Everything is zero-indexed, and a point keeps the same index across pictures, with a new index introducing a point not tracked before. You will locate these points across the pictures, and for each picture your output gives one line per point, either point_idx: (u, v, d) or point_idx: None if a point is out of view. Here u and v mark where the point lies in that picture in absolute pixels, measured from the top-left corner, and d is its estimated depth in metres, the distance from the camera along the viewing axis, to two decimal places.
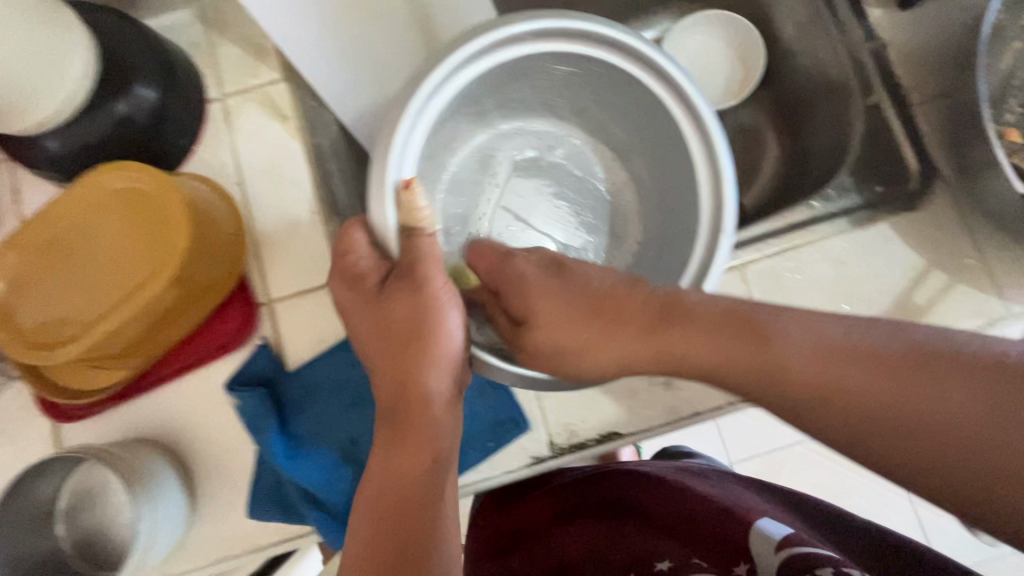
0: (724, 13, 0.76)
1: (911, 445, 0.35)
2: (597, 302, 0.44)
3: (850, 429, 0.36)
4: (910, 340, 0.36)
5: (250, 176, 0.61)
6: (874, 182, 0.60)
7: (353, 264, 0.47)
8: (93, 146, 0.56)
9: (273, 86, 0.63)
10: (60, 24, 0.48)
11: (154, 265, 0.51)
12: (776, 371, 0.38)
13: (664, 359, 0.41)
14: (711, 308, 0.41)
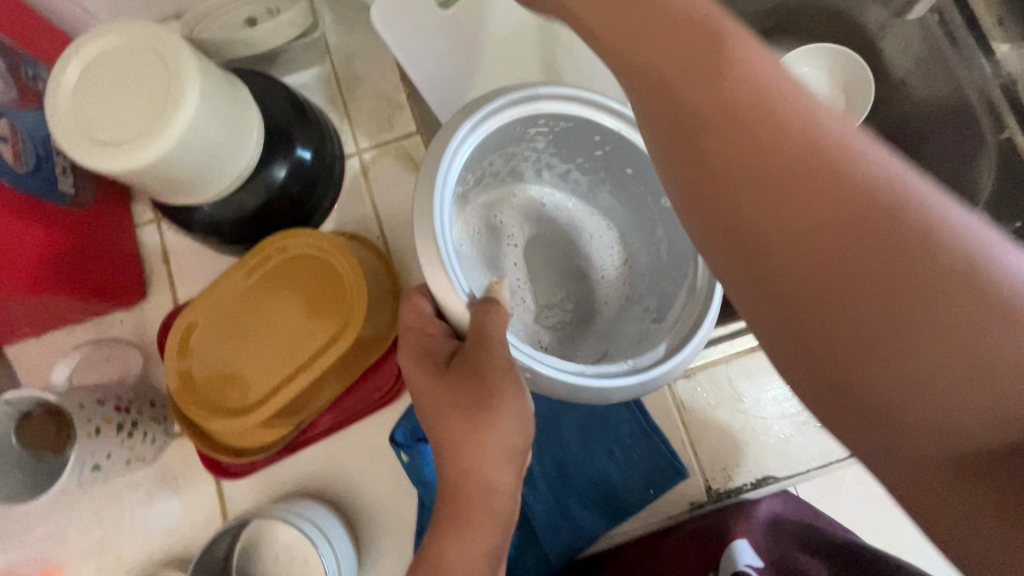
0: (832, 49, 0.74)
1: (869, 415, 0.22)
2: (675, 88, 0.24)
3: (870, 382, 0.21)
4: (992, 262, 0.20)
5: (392, 230, 0.63)
6: (1013, 217, 0.62)
7: (427, 343, 0.44)
8: (247, 213, 0.57)
9: (408, 139, 0.64)
10: (240, 102, 0.50)
11: (331, 328, 0.52)
12: (868, 269, 0.21)
13: (731, 207, 0.24)
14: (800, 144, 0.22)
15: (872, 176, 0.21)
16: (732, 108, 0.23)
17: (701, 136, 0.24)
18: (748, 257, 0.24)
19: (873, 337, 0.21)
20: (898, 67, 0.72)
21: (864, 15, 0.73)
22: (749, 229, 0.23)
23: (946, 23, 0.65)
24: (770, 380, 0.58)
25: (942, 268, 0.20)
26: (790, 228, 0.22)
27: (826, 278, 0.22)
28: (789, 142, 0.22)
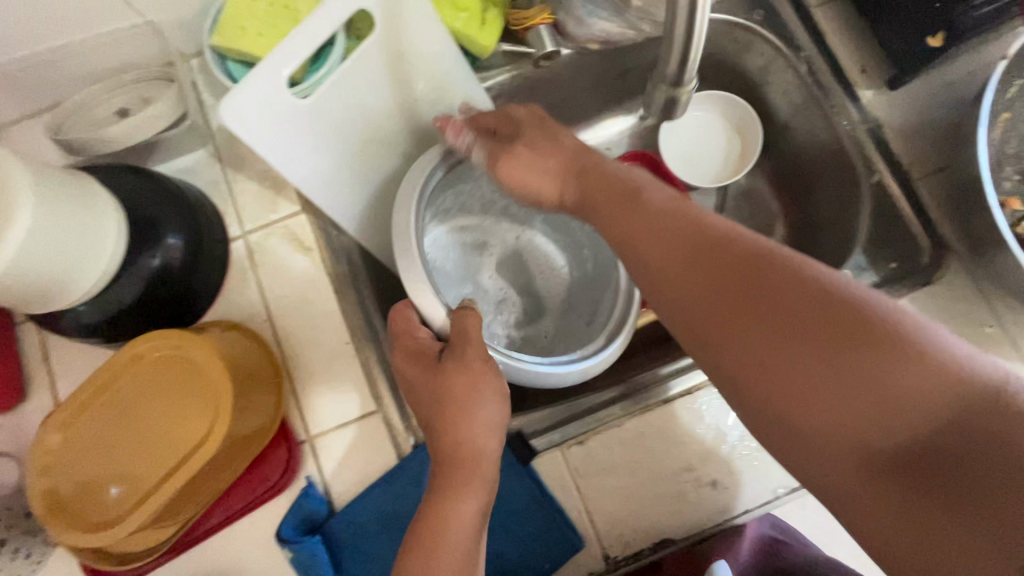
0: (728, 99, 0.77)
1: (866, 480, 0.30)
2: (683, 236, 0.39)
3: (811, 422, 0.32)
4: (940, 364, 0.30)
5: (279, 312, 0.62)
6: (888, 259, 0.63)
7: (413, 342, 0.50)
8: (126, 306, 0.55)
9: (294, 218, 0.64)
10: (90, 193, 0.50)
11: (201, 426, 0.51)
12: (813, 340, 0.32)
13: (726, 308, 0.35)
14: (781, 273, 0.34)
15: (854, 306, 0.32)
16: (700, 252, 0.37)
17: (690, 273, 0.37)
18: (721, 343, 0.35)
19: (826, 391, 0.31)
20: (781, 112, 0.74)
21: (745, 60, 0.73)
22: (720, 326, 0.35)
23: (815, 72, 0.67)
24: (666, 441, 0.58)
25: (864, 332, 0.31)
26: (749, 320, 0.34)
27: (781, 350, 0.33)
28: (768, 280, 0.34)
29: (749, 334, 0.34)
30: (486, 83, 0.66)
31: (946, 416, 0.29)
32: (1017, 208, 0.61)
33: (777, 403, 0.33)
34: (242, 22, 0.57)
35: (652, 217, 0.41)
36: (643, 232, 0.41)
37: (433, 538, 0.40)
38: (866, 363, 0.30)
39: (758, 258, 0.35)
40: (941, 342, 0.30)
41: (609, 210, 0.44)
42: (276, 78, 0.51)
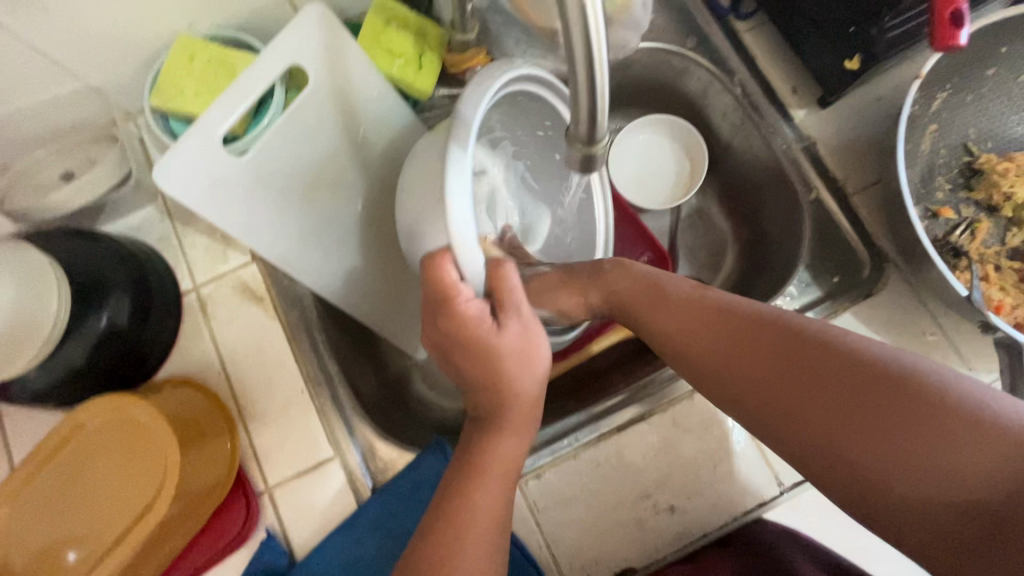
0: (668, 119, 0.79)
1: (891, 495, 0.37)
2: (685, 300, 0.49)
3: (891, 483, 0.37)
4: (929, 389, 0.38)
5: (233, 363, 0.62)
6: (830, 273, 0.64)
7: (464, 309, 0.43)
8: (76, 368, 0.54)
9: (245, 268, 0.65)
10: (22, 256, 0.51)
11: (149, 489, 0.50)
12: (872, 412, 0.39)
13: (739, 359, 0.45)
14: (775, 326, 0.44)
15: (849, 348, 0.41)
16: (749, 334, 0.45)
17: (707, 330, 0.47)
18: (781, 416, 0.42)
19: (834, 420, 0.40)
20: (723, 133, 0.75)
21: (684, 84, 0.75)
22: (779, 400, 0.42)
23: (749, 94, 0.69)
24: (621, 468, 0.58)
25: (914, 401, 0.38)
26: (808, 396, 0.41)
27: (848, 419, 0.39)
28: (771, 333, 0.44)
29: (762, 379, 0.43)
30: (428, 124, 0.68)
31: (953, 429, 0.36)
32: (949, 217, 0.62)
33: (849, 469, 0.39)
34: (179, 82, 0.59)
35: (690, 301, 0.49)
36: (683, 320, 0.48)
37: (479, 472, 0.45)
38: (930, 429, 0.37)
39: (804, 338, 0.43)
40: (983, 400, 0.37)
41: (658, 302, 0.51)
42: (209, 140, 0.53)
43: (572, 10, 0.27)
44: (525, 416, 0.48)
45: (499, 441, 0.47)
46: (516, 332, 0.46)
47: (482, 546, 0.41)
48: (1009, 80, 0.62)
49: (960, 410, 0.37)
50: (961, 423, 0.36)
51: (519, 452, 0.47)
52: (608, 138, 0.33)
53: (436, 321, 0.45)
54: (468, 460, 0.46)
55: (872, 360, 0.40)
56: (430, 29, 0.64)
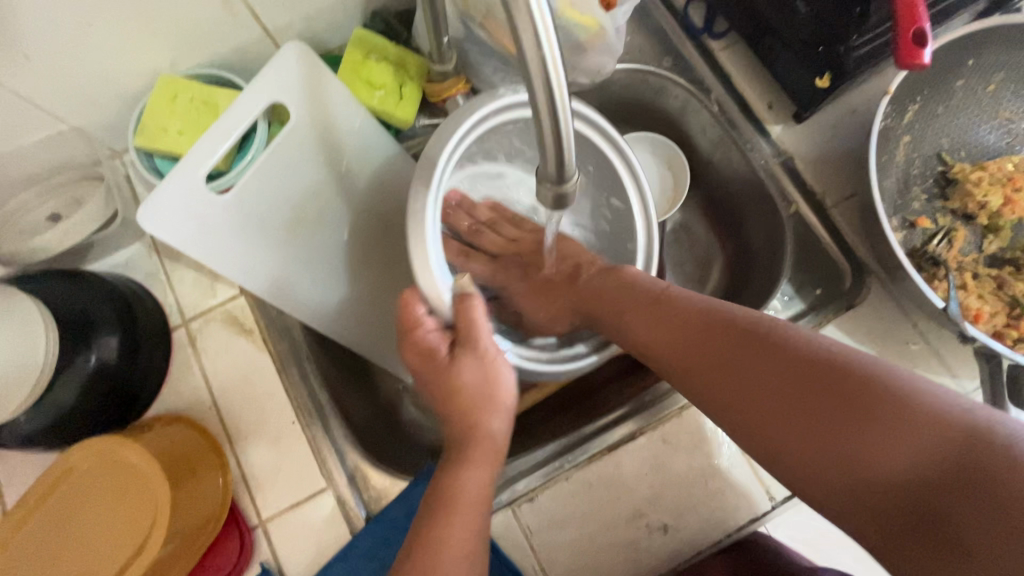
0: (647, 135, 0.79)
1: (824, 480, 0.39)
2: (645, 304, 0.53)
3: (820, 468, 0.39)
4: (858, 378, 0.39)
5: (224, 397, 0.62)
6: (812, 285, 0.66)
7: (422, 339, 0.50)
8: (66, 411, 0.54)
9: (234, 301, 0.65)
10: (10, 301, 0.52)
11: (141, 530, 0.50)
12: (811, 403, 0.40)
13: (687, 356, 0.48)
14: (720, 324, 0.47)
15: (785, 341, 0.43)
16: (702, 330, 0.48)
17: (662, 329, 0.50)
18: (728, 406, 0.45)
19: (770, 407, 0.42)
20: (703, 149, 0.76)
21: (662, 103, 0.76)
22: (726, 392, 0.45)
23: (726, 111, 0.70)
24: (613, 489, 0.58)
25: (851, 392, 0.39)
26: (751, 386, 0.44)
27: (780, 407, 0.42)
28: (715, 329, 0.47)
29: (707, 372, 0.47)
30: (410, 151, 0.69)
31: (879, 417, 0.38)
32: (926, 227, 0.63)
33: (790, 455, 0.41)
34: (163, 121, 0.60)
35: (652, 304, 0.52)
36: (644, 320, 0.52)
37: (451, 500, 0.45)
38: (864, 419, 0.38)
39: (750, 334, 0.45)
40: (925, 394, 0.38)
41: (623, 306, 0.54)
42: (193, 179, 0.54)
43: (530, 57, 0.28)
44: (490, 445, 0.49)
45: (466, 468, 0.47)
46: (471, 364, 0.50)
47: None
48: (978, 90, 0.63)
49: (887, 398, 0.38)
50: (888, 410, 0.38)
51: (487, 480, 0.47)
52: (576, 174, 0.34)
53: (403, 351, 0.51)
54: (441, 491, 0.46)
55: (806, 353, 0.42)
56: (410, 60, 0.65)
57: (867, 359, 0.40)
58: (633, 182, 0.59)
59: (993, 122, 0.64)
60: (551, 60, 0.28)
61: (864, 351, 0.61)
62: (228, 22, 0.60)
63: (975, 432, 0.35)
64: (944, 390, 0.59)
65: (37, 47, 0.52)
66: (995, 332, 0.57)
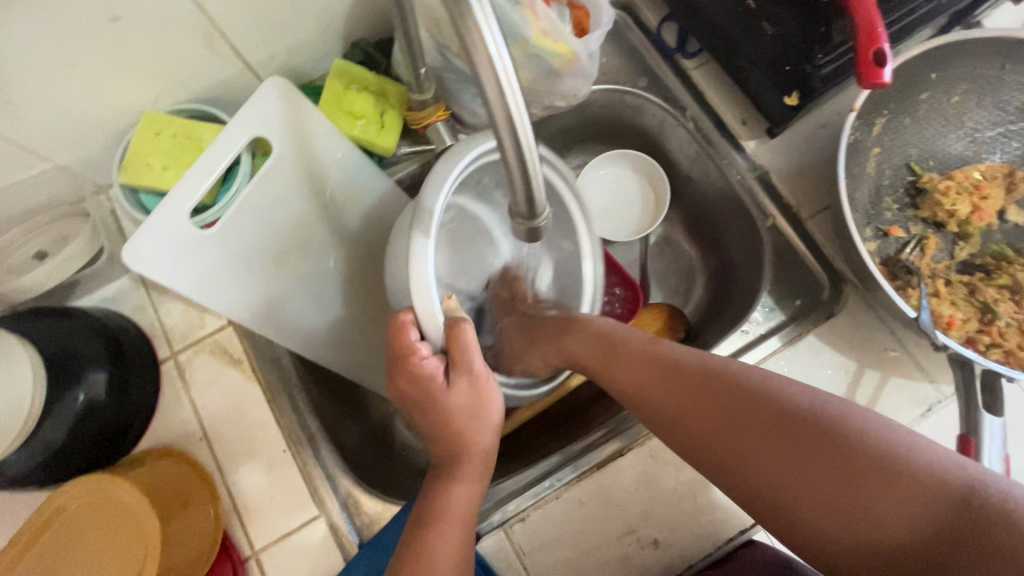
0: (626, 152, 0.81)
1: (832, 545, 0.39)
2: (636, 353, 0.52)
3: (829, 533, 0.39)
4: (858, 439, 0.40)
5: (214, 428, 0.63)
6: (793, 296, 0.66)
7: (418, 366, 0.49)
8: (57, 449, 0.54)
9: (222, 332, 0.66)
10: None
11: (132, 567, 0.50)
12: (818, 464, 0.40)
13: (686, 414, 0.46)
14: (719, 380, 0.46)
15: (783, 399, 0.43)
16: (700, 383, 0.47)
17: (656, 382, 0.49)
18: (734, 468, 0.44)
19: (775, 471, 0.41)
20: (682, 165, 0.78)
21: (640, 120, 0.78)
22: (731, 454, 0.44)
23: (701, 128, 0.72)
24: (603, 506, 0.59)
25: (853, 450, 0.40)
26: (755, 445, 0.43)
27: (785, 471, 0.41)
28: (712, 385, 0.46)
29: (706, 432, 0.45)
30: (394, 177, 0.70)
31: (883, 480, 0.38)
32: (898, 236, 0.65)
33: (800, 517, 0.41)
34: (146, 157, 0.60)
35: (644, 357, 0.51)
36: (638, 374, 0.51)
37: (439, 517, 0.49)
38: (874, 480, 0.39)
39: (749, 390, 0.44)
40: (917, 447, 0.39)
41: (613, 359, 0.53)
42: (180, 211, 0.54)
43: (496, 106, 0.29)
44: (479, 465, 0.52)
45: (454, 486, 0.50)
46: (462, 390, 0.50)
47: None
48: (942, 102, 0.65)
49: (888, 459, 0.39)
50: (891, 473, 0.38)
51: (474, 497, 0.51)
52: (548, 210, 0.35)
53: (396, 375, 0.50)
54: (430, 507, 0.50)
55: (805, 412, 0.42)
56: (390, 88, 0.67)
57: (861, 415, 0.41)
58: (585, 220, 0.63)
59: (959, 131, 0.66)
60: (516, 107, 0.29)
61: (844, 360, 0.62)
62: (209, 58, 0.61)
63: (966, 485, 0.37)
64: (921, 395, 0.60)
65: (19, 91, 0.52)
66: (968, 338, 0.58)
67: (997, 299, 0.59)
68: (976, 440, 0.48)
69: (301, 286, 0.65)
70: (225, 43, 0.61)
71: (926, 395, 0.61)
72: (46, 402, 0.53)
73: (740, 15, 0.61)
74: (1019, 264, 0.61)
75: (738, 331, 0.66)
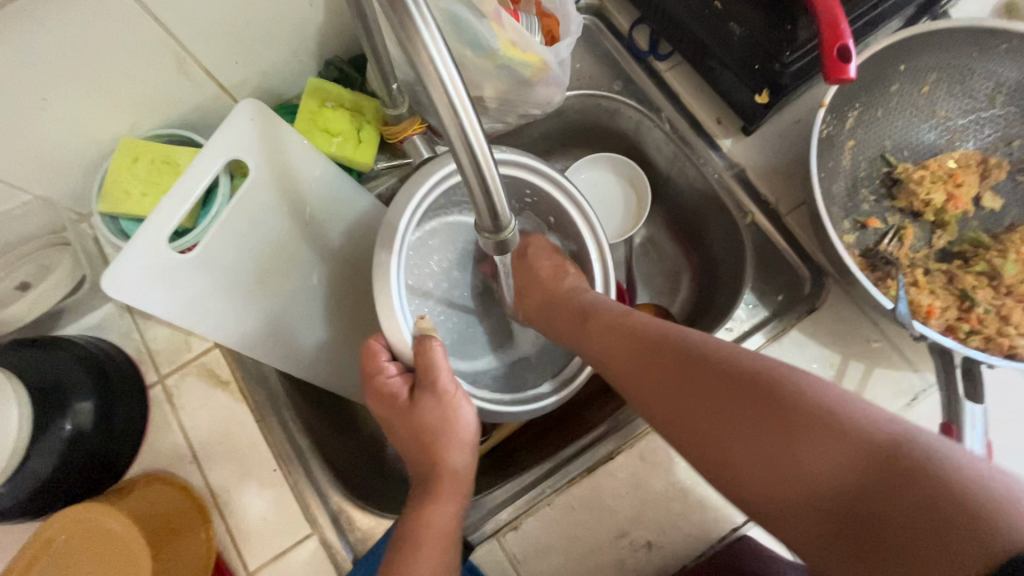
0: (606, 155, 0.81)
1: (761, 493, 0.40)
2: (602, 323, 0.54)
3: (758, 482, 0.40)
4: (792, 392, 0.41)
5: (204, 450, 0.63)
6: (775, 292, 0.67)
7: (384, 385, 0.54)
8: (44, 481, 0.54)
9: (209, 354, 0.66)
10: None
11: None
12: (752, 420, 0.41)
13: (637, 373, 0.49)
14: (669, 344, 0.48)
15: (726, 357, 0.45)
16: (651, 346, 0.49)
17: (616, 348, 0.52)
18: (676, 428, 0.46)
19: (710, 421, 0.44)
20: (661, 166, 0.78)
21: (618, 124, 0.78)
22: (674, 414, 0.46)
23: (677, 129, 0.72)
24: (595, 510, 0.59)
25: (783, 406, 0.40)
26: (693, 399, 0.45)
27: (719, 420, 0.43)
28: (661, 347, 0.49)
29: (651, 388, 0.48)
30: (375, 192, 0.71)
31: (810, 428, 0.39)
32: (877, 227, 0.65)
33: (740, 473, 0.41)
34: (125, 186, 0.61)
35: (606, 327, 0.53)
36: (600, 344, 0.53)
37: (419, 540, 0.48)
38: (800, 428, 0.39)
39: (695, 355, 0.46)
40: (855, 408, 0.39)
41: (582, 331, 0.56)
42: (156, 240, 0.54)
43: (451, 126, 0.30)
44: (453, 482, 0.52)
45: (432, 507, 0.50)
46: (431, 404, 0.52)
47: None
48: (913, 93, 0.65)
49: (819, 412, 0.39)
50: (820, 422, 0.39)
51: (453, 515, 0.50)
52: (514, 222, 0.36)
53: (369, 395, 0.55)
54: (408, 529, 0.49)
55: (744, 369, 0.44)
56: (366, 103, 0.67)
57: (803, 373, 0.42)
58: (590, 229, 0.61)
59: (931, 121, 0.67)
60: (471, 125, 0.30)
61: (828, 353, 0.62)
62: (183, 83, 0.61)
63: (901, 443, 0.36)
64: (906, 384, 0.61)
65: None
66: (947, 326, 0.58)
67: (975, 286, 0.59)
68: (956, 426, 0.49)
69: (286, 307, 0.65)
70: (198, 68, 0.61)
71: (911, 384, 0.61)
72: (33, 434, 0.53)
73: (706, 16, 0.62)
74: (995, 249, 0.61)
75: (723, 327, 0.66)
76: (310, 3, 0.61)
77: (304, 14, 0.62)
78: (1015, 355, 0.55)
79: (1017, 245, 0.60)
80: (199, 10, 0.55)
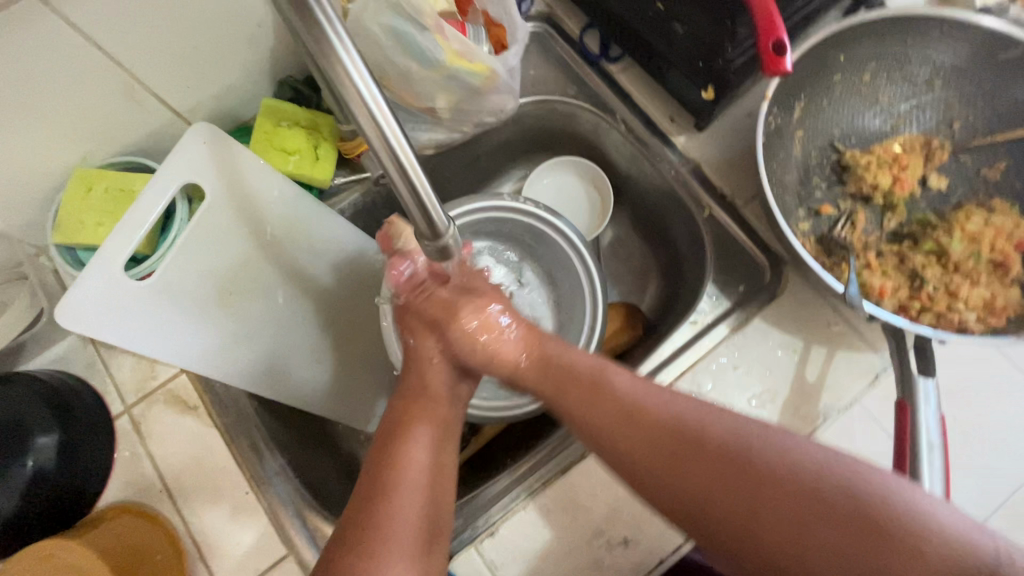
0: (565, 158, 0.82)
1: None
2: (615, 410, 0.48)
3: None
4: (864, 500, 0.39)
5: (174, 479, 0.62)
6: (736, 282, 0.67)
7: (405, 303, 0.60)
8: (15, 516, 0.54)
9: (175, 380, 0.65)
10: None
11: None
12: (824, 542, 0.39)
13: (679, 476, 0.44)
14: (712, 443, 0.44)
15: (780, 458, 0.42)
16: (690, 444, 0.44)
17: (644, 443, 0.46)
18: (739, 544, 0.41)
19: (781, 534, 0.40)
20: (620, 165, 0.79)
21: (576, 127, 0.80)
22: (735, 532, 0.41)
23: (632, 129, 0.73)
24: (571, 509, 0.59)
25: (860, 523, 0.38)
26: (758, 510, 0.41)
27: (790, 534, 0.40)
28: (701, 446, 0.44)
29: (701, 494, 0.43)
30: (337, 208, 0.71)
31: (899, 544, 0.37)
32: (830, 214, 0.67)
33: None
34: (78, 215, 0.60)
35: (630, 416, 0.47)
36: (619, 438, 0.47)
37: (403, 450, 0.48)
38: (889, 546, 0.37)
39: (746, 457, 0.42)
40: (917, 517, 0.38)
41: (583, 411, 0.50)
42: (111, 266, 0.54)
43: (374, 137, 0.32)
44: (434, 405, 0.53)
45: (424, 427, 0.51)
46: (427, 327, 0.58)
47: (395, 521, 0.44)
48: (855, 81, 0.67)
49: (902, 523, 0.38)
50: (904, 535, 0.37)
51: (432, 447, 0.50)
52: (453, 226, 0.38)
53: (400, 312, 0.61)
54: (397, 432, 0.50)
55: (802, 472, 0.41)
56: (321, 121, 0.68)
57: (867, 474, 0.40)
58: (571, 248, 0.69)
59: (875, 107, 0.68)
60: (395, 136, 0.32)
61: (791, 340, 0.63)
62: (134, 110, 0.61)
63: (983, 561, 0.36)
64: (866, 364, 0.62)
65: None
66: (900, 306, 0.60)
67: (924, 265, 0.61)
68: (911, 402, 0.50)
69: (254, 328, 0.65)
70: (148, 94, 0.61)
71: (872, 365, 0.62)
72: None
73: (650, 18, 0.64)
74: (942, 227, 0.63)
75: (690, 319, 0.67)
76: (258, 24, 0.62)
77: (252, 36, 0.63)
78: (965, 330, 0.57)
79: (961, 222, 0.62)
80: (142, 36, 0.55)
